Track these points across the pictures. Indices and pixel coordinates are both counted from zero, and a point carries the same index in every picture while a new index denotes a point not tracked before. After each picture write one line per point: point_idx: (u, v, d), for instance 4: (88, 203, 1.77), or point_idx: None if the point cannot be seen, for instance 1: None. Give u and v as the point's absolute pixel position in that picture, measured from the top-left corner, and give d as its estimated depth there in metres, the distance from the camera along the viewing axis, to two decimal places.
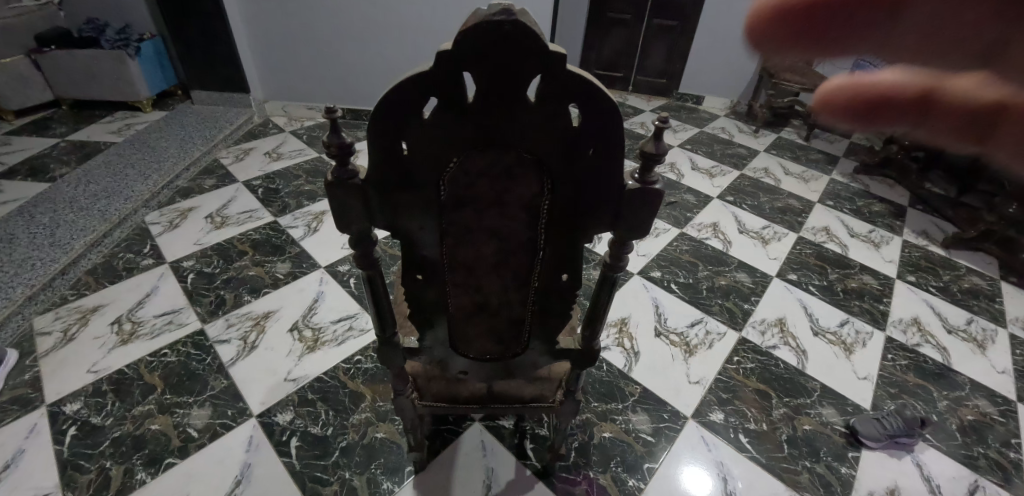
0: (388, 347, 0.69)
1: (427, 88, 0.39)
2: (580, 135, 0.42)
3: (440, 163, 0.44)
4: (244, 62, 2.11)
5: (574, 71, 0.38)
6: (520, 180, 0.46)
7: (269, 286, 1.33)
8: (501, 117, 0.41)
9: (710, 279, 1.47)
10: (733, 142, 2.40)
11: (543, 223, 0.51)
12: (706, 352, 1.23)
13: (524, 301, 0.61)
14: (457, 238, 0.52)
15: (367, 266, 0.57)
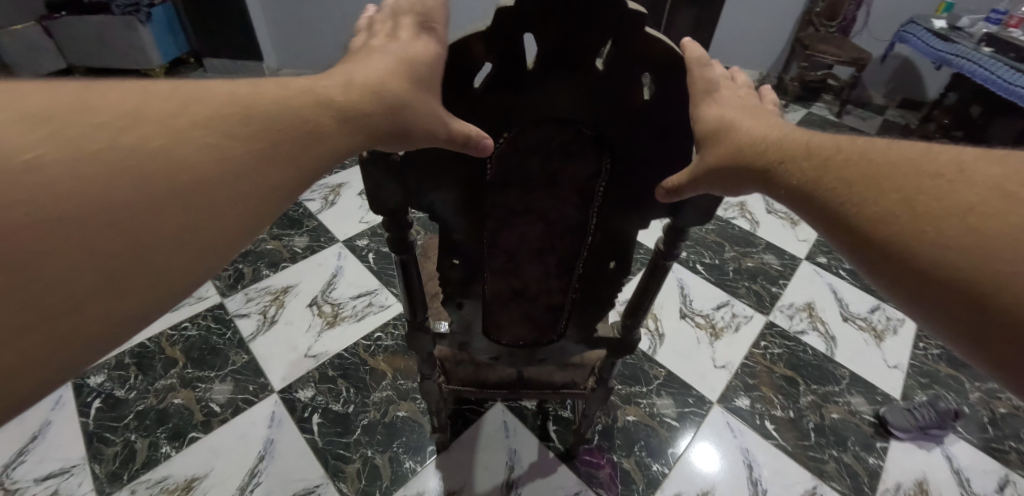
0: (417, 330, 0.67)
1: (488, 53, 0.38)
2: (649, 110, 0.40)
3: (492, 138, 0.43)
4: (257, 28, 2.03)
5: (652, 34, 0.37)
6: (581, 156, 0.45)
7: (287, 260, 1.31)
8: (564, 87, 0.40)
9: (737, 260, 1.43)
10: None
11: (597, 203, 0.49)
12: (732, 336, 1.20)
13: (564, 288, 0.61)
14: (505, 219, 0.52)
15: (401, 249, 0.55)
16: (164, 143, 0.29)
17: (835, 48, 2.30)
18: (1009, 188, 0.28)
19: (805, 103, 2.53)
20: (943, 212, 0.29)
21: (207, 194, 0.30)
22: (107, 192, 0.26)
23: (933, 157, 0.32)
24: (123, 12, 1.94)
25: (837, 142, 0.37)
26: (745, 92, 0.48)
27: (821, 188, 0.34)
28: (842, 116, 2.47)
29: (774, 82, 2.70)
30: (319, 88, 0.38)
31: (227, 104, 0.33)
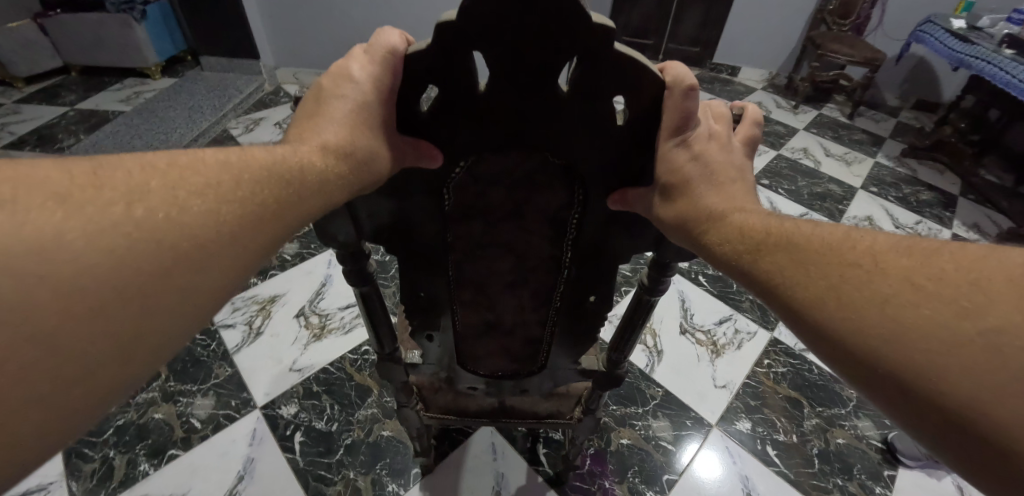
0: (390, 363, 0.68)
1: (437, 78, 0.40)
2: (623, 130, 0.42)
3: (452, 164, 0.45)
4: (253, 26, 2.00)
5: (623, 50, 0.38)
6: (549, 188, 0.48)
7: (276, 267, 1.28)
8: (524, 112, 0.42)
9: None
10: (769, 118, 2.26)
11: (569, 238, 0.53)
12: (734, 353, 1.16)
13: (542, 321, 0.64)
14: (479, 256, 0.56)
15: (362, 282, 0.58)
16: (135, 234, 0.30)
17: (848, 47, 2.22)
18: (919, 281, 0.31)
19: (816, 105, 2.46)
20: (864, 300, 0.32)
21: (169, 279, 0.31)
22: (73, 291, 0.28)
23: (851, 245, 0.35)
24: (118, 10, 1.92)
25: (769, 224, 0.40)
26: (724, 135, 0.47)
27: (760, 268, 0.38)
28: (853, 118, 2.39)
29: (783, 82, 2.63)
30: (285, 155, 0.40)
31: (192, 186, 0.34)
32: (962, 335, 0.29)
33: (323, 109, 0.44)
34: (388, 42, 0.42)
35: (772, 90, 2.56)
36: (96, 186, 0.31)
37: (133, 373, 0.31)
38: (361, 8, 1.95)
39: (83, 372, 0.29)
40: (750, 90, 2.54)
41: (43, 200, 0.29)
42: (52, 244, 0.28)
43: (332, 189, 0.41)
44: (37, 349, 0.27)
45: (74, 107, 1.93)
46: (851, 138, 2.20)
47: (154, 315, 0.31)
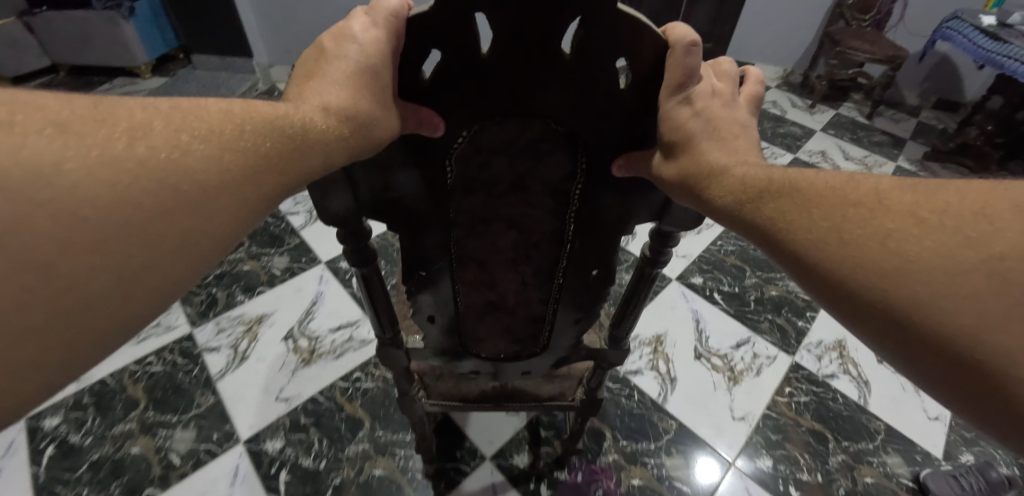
0: (390, 347, 0.73)
1: (440, 41, 0.41)
2: (621, 93, 0.44)
3: (454, 134, 0.47)
4: (245, 23, 1.91)
5: (624, 9, 0.39)
6: (553, 157, 0.50)
7: (264, 283, 1.20)
8: (526, 77, 0.43)
9: (759, 288, 1.29)
10: (785, 118, 2.16)
11: (572, 210, 0.56)
12: (752, 380, 1.08)
13: (544, 299, 0.69)
14: (483, 228, 0.59)
15: (363, 263, 0.61)
16: (136, 170, 0.34)
17: (869, 44, 2.13)
18: (922, 215, 0.36)
19: (833, 103, 2.35)
20: (868, 237, 0.36)
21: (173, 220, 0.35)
22: (77, 219, 0.32)
23: (854, 186, 0.39)
24: (104, 7, 1.84)
25: (769, 172, 0.44)
26: (726, 92, 0.52)
27: (761, 214, 0.42)
28: (873, 117, 2.29)
29: (799, 79, 2.52)
30: (288, 112, 0.44)
31: (197, 131, 0.38)
32: (968, 263, 0.33)
33: (324, 69, 0.48)
34: (387, 5, 0.44)
35: (788, 87, 2.45)
36: (94, 119, 0.35)
37: (137, 305, 0.35)
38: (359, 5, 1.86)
39: (86, 300, 0.33)
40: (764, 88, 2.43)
41: (43, 126, 0.33)
42: (52, 170, 0.32)
43: (333, 148, 0.44)
44: (37, 271, 0.31)
45: None
46: (871, 140, 2.10)
47: (154, 251, 0.35)
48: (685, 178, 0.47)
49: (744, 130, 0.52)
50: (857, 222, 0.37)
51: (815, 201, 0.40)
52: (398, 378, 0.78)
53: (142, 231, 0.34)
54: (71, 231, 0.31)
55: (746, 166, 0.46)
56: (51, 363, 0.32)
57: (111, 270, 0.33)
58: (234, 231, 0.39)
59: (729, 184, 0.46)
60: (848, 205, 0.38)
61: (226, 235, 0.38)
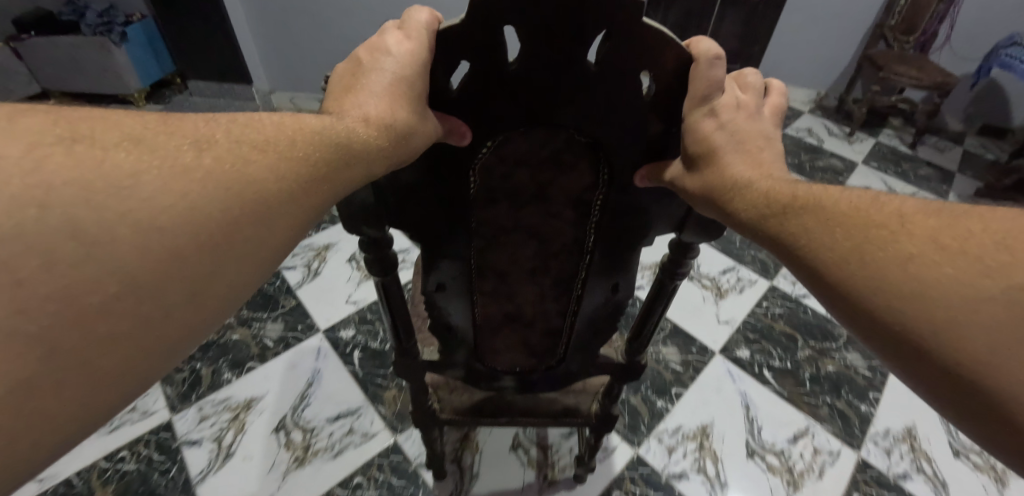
0: (404, 355, 0.78)
1: (472, 53, 0.46)
2: (643, 102, 0.49)
3: (479, 143, 0.53)
4: (244, 45, 1.78)
5: (650, 24, 0.44)
6: (575, 169, 0.57)
7: (254, 358, 1.06)
8: (551, 87, 0.48)
9: (813, 363, 1.14)
10: (822, 148, 2.01)
11: (593, 217, 0.62)
12: (814, 485, 0.93)
13: (562, 311, 0.75)
14: (507, 238, 0.65)
15: (385, 270, 0.67)
16: (205, 178, 0.38)
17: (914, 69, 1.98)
18: (944, 241, 0.37)
19: (872, 130, 2.19)
20: (888, 260, 0.37)
21: (240, 228, 0.39)
22: (155, 229, 0.35)
23: (879, 207, 0.41)
24: (95, 33, 1.73)
25: (793, 189, 0.46)
26: (752, 104, 0.54)
27: (785, 230, 0.44)
28: (916, 147, 2.12)
29: (833, 103, 2.37)
30: (332, 126, 0.48)
31: (255, 142, 0.42)
32: (987, 293, 0.34)
33: (363, 82, 0.52)
34: (418, 19, 0.49)
35: (822, 113, 2.30)
36: (165, 134, 0.40)
37: (203, 313, 0.38)
38: (368, 29, 1.73)
39: (165, 308, 0.36)
40: (797, 113, 2.28)
41: (119, 141, 0.37)
42: (131, 180, 0.35)
43: (372, 160, 0.49)
44: (119, 281, 0.33)
45: None
46: (917, 174, 1.94)
47: (222, 258, 0.38)
48: (703, 193, 0.50)
49: (771, 143, 0.54)
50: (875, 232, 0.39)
51: (843, 222, 0.41)
52: (416, 393, 0.82)
53: (209, 243, 0.37)
54: (152, 238, 0.35)
55: (771, 177, 0.49)
56: (139, 368, 0.35)
57: (186, 280, 0.36)
58: (282, 240, 0.43)
59: (752, 197, 0.47)
60: (870, 218, 0.40)
61: (277, 239, 0.42)
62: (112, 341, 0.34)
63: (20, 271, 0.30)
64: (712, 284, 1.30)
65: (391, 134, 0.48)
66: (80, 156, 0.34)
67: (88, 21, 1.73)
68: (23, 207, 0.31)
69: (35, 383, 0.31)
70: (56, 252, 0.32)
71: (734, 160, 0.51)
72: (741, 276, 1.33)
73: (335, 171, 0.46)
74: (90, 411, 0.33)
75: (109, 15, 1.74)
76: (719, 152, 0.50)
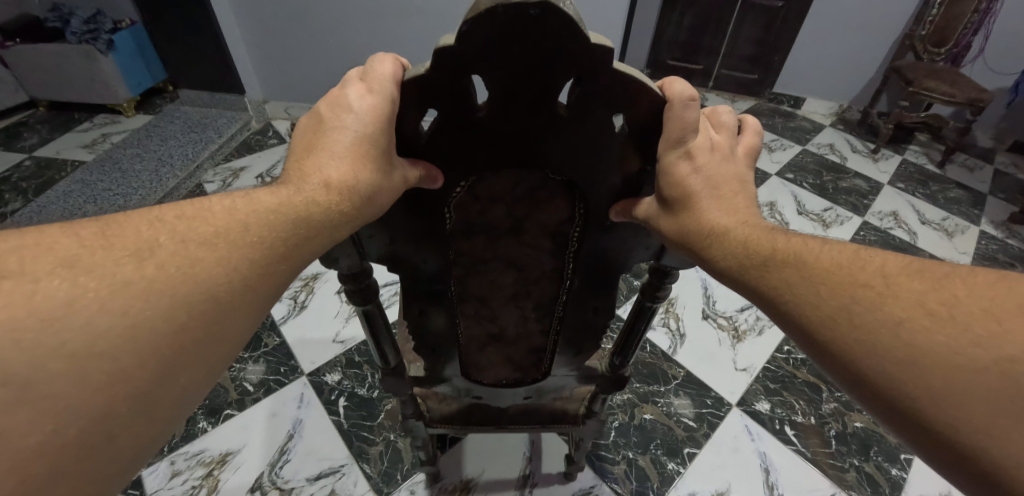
0: (391, 376, 0.73)
1: (438, 100, 0.43)
2: (619, 143, 0.46)
3: (453, 185, 0.50)
4: (234, 53, 1.70)
5: (620, 68, 0.40)
6: (551, 203, 0.54)
7: (232, 405, 0.99)
8: (523, 132, 0.45)
9: (839, 418, 1.06)
10: (846, 168, 1.89)
11: (570, 250, 0.59)
12: None
13: (545, 330, 0.72)
14: (485, 266, 0.62)
15: (365, 301, 0.62)
16: (146, 291, 0.32)
17: (947, 84, 1.85)
18: (932, 306, 0.34)
19: (897, 147, 2.07)
20: (878, 322, 0.35)
21: (194, 330, 0.34)
22: (92, 355, 0.30)
23: (861, 266, 0.38)
24: (80, 41, 1.65)
25: (774, 240, 0.43)
26: (726, 144, 0.51)
27: (768, 284, 0.41)
28: (945, 166, 2.00)
29: (855, 116, 2.25)
30: (289, 198, 0.41)
31: (192, 221, 0.37)
32: (980, 363, 0.31)
33: (323, 141, 0.45)
34: (382, 71, 0.44)
35: (844, 127, 2.18)
36: (103, 247, 0.33)
37: (155, 428, 0.33)
38: (366, 40, 1.64)
39: (113, 433, 0.31)
40: (818, 127, 2.16)
41: (52, 267, 0.31)
42: (64, 311, 0.30)
43: (341, 224, 0.44)
44: (58, 422, 0.29)
45: (30, 155, 1.67)
46: (946, 197, 1.83)
47: (176, 367, 0.33)
48: (678, 241, 0.47)
49: (744, 185, 0.50)
50: (871, 294, 0.36)
51: (821, 273, 0.39)
52: (403, 405, 0.78)
53: (160, 358, 0.32)
54: (86, 369, 0.30)
55: (750, 223, 0.46)
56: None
57: (131, 399, 0.31)
58: (251, 326, 0.38)
59: (736, 247, 0.44)
60: (845, 271, 0.38)
61: (234, 335, 0.37)
62: (53, 481, 0.29)
63: None
64: (727, 318, 1.23)
65: (354, 194, 0.43)
66: (8, 296, 0.29)
67: (73, 29, 1.65)
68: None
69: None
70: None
71: (712, 206, 0.47)
72: (759, 315, 1.24)
73: (290, 244, 0.40)
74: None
75: (95, 22, 1.67)
76: (699, 198, 0.47)
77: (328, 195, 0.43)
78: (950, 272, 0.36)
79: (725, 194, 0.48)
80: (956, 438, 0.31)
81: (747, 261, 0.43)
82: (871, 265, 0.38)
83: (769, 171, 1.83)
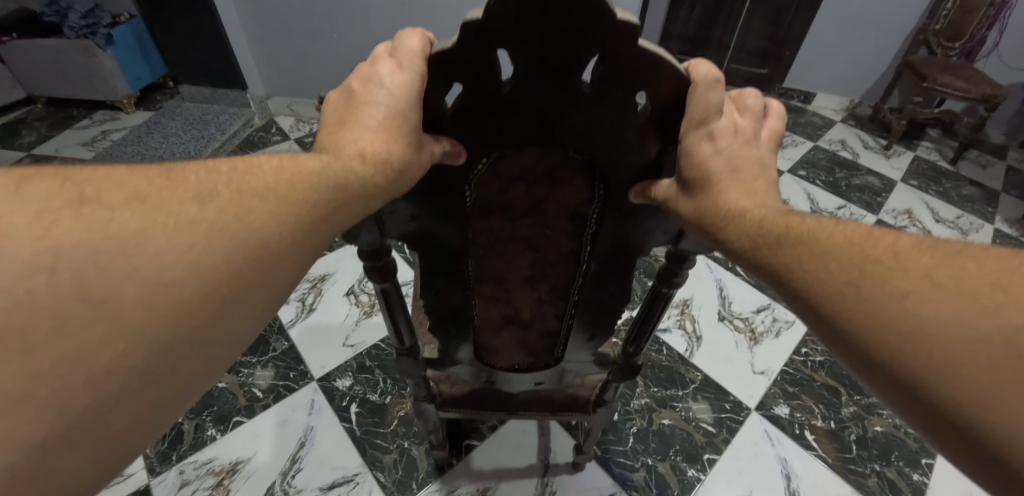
0: (405, 357, 0.71)
1: (463, 75, 0.41)
2: (645, 122, 0.44)
3: (475, 161, 0.48)
4: (236, 46, 1.66)
5: (644, 45, 0.38)
6: (571, 183, 0.52)
7: (241, 412, 0.96)
8: (547, 109, 0.43)
9: (859, 422, 1.04)
10: (858, 165, 1.87)
11: (589, 232, 0.56)
12: None
13: (559, 315, 0.69)
14: (502, 248, 0.60)
15: (383, 279, 0.60)
16: (206, 231, 0.34)
17: (961, 80, 1.82)
18: (939, 278, 0.34)
19: (909, 144, 2.04)
20: (884, 298, 0.34)
21: (248, 271, 0.36)
22: (160, 285, 0.32)
23: (872, 242, 0.37)
24: (78, 36, 1.63)
25: (789, 218, 0.42)
26: (750, 129, 0.47)
27: (778, 261, 0.40)
28: (958, 163, 1.97)
29: (866, 111, 2.21)
30: (328, 164, 0.42)
31: (246, 187, 0.37)
32: (982, 333, 0.31)
33: (357, 115, 0.44)
34: (410, 46, 0.42)
35: (855, 123, 2.15)
36: (169, 188, 0.35)
37: (215, 360, 0.36)
38: (372, 34, 1.60)
39: (172, 363, 0.33)
40: (829, 122, 2.13)
41: (123, 199, 0.33)
42: (137, 240, 0.32)
43: (370, 197, 0.43)
44: (129, 344, 0.31)
45: (29, 152, 1.64)
46: (960, 194, 1.80)
47: (228, 307, 0.35)
48: (693, 222, 0.45)
49: (767, 167, 0.47)
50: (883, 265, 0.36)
51: (836, 251, 0.38)
52: (416, 389, 0.77)
53: (218, 296, 0.34)
54: (156, 297, 0.31)
55: (769, 207, 0.44)
56: (146, 424, 0.33)
57: (194, 330, 0.34)
58: (294, 276, 0.40)
59: (750, 225, 0.43)
60: (860, 246, 0.38)
61: (280, 284, 0.39)
62: (125, 395, 0.31)
63: (31, 338, 0.28)
64: (742, 316, 1.21)
65: (384, 167, 0.42)
66: (87, 219, 0.31)
67: (71, 24, 1.64)
68: (30, 273, 0.28)
69: (47, 449, 0.28)
70: (67, 313, 0.29)
71: (732, 186, 0.45)
72: (776, 317, 1.22)
73: (322, 207, 0.40)
74: (87, 480, 0.31)
75: (93, 17, 1.65)
76: (718, 180, 0.44)
77: (360, 168, 0.42)
78: (962, 250, 0.36)
79: (746, 174, 0.45)
80: (976, 428, 0.30)
81: (764, 240, 0.41)
82: (884, 240, 0.38)
83: (781, 168, 1.81)
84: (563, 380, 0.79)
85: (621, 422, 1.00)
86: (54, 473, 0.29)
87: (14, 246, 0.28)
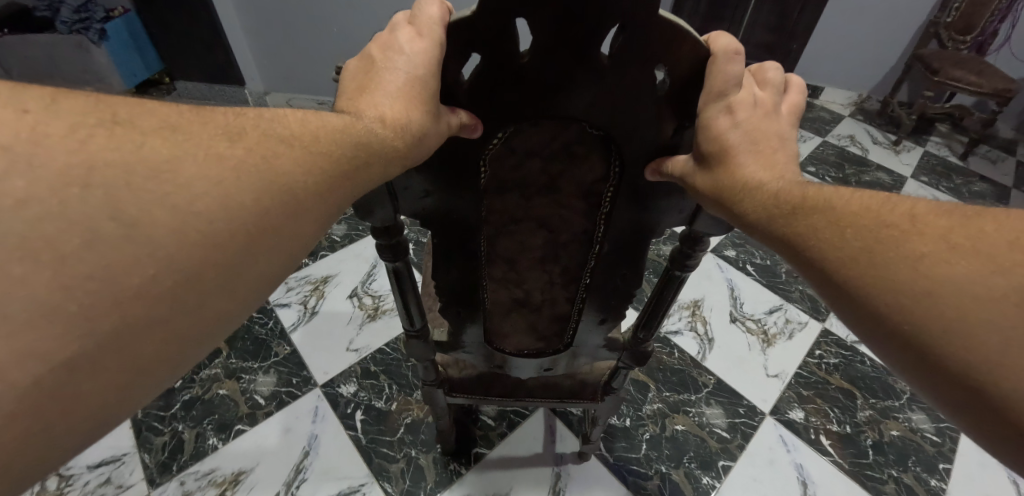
0: (416, 339, 0.69)
1: (480, 45, 0.38)
2: (666, 97, 0.41)
3: (490, 137, 0.45)
4: (232, 40, 1.62)
5: (665, 17, 0.36)
6: (587, 161, 0.48)
7: (242, 419, 0.94)
8: (564, 79, 0.40)
9: (875, 427, 1.02)
10: (868, 160, 1.84)
11: (603, 211, 0.53)
12: None
13: (571, 298, 0.66)
14: (513, 228, 0.56)
15: (396, 257, 0.58)
16: (237, 169, 0.35)
17: (974, 74, 1.79)
18: (956, 240, 0.35)
19: (919, 139, 2.01)
20: (898, 261, 0.35)
21: (277, 212, 0.36)
22: (191, 214, 0.32)
23: (890, 207, 0.38)
24: (71, 31, 1.59)
25: (805, 189, 0.42)
26: (770, 102, 0.45)
27: (794, 229, 0.40)
28: (968, 159, 1.94)
29: (874, 106, 2.18)
30: (351, 124, 0.41)
31: (282, 136, 0.38)
32: (996, 291, 0.32)
33: (378, 81, 0.43)
34: (429, 14, 0.40)
35: (863, 118, 2.11)
36: (200, 123, 0.36)
37: (242, 297, 0.36)
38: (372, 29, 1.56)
39: (197, 296, 0.33)
40: (837, 117, 2.10)
41: (157, 128, 0.34)
42: (169, 166, 0.32)
43: (390, 163, 0.42)
44: (159, 269, 0.31)
45: None
46: (970, 190, 1.77)
47: (255, 249, 0.36)
48: (710, 196, 0.44)
49: (784, 142, 0.46)
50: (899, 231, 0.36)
51: (851, 220, 0.38)
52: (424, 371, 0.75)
53: (247, 234, 0.35)
54: (186, 225, 0.32)
55: (781, 179, 0.43)
56: (171, 355, 0.33)
57: (221, 266, 0.34)
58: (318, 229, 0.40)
59: (762, 197, 0.42)
60: (876, 213, 0.38)
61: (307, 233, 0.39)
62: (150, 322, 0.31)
63: (64, 250, 0.29)
64: (752, 315, 1.19)
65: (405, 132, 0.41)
66: (121, 141, 0.32)
67: (64, 19, 1.61)
68: (63, 187, 0.29)
69: (71, 367, 0.29)
70: (96, 229, 0.30)
71: (750, 159, 0.44)
72: (789, 318, 1.19)
73: (336, 161, 0.39)
74: (112, 400, 0.31)
75: (86, 11, 1.61)
76: (737, 153, 0.43)
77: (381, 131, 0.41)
78: (975, 213, 0.36)
79: (762, 144, 0.44)
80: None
81: (780, 210, 0.41)
82: (901, 205, 0.38)
83: None
84: (572, 366, 0.76)
85: (634, 428, 0.97)
86: (82, 390, 0.30)
87: (50, 155, 0.29)
